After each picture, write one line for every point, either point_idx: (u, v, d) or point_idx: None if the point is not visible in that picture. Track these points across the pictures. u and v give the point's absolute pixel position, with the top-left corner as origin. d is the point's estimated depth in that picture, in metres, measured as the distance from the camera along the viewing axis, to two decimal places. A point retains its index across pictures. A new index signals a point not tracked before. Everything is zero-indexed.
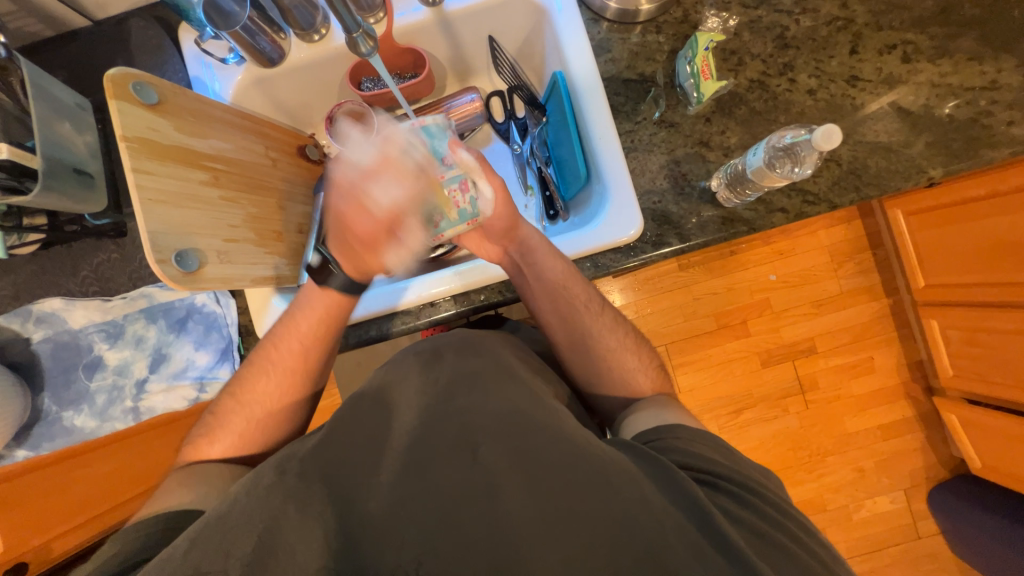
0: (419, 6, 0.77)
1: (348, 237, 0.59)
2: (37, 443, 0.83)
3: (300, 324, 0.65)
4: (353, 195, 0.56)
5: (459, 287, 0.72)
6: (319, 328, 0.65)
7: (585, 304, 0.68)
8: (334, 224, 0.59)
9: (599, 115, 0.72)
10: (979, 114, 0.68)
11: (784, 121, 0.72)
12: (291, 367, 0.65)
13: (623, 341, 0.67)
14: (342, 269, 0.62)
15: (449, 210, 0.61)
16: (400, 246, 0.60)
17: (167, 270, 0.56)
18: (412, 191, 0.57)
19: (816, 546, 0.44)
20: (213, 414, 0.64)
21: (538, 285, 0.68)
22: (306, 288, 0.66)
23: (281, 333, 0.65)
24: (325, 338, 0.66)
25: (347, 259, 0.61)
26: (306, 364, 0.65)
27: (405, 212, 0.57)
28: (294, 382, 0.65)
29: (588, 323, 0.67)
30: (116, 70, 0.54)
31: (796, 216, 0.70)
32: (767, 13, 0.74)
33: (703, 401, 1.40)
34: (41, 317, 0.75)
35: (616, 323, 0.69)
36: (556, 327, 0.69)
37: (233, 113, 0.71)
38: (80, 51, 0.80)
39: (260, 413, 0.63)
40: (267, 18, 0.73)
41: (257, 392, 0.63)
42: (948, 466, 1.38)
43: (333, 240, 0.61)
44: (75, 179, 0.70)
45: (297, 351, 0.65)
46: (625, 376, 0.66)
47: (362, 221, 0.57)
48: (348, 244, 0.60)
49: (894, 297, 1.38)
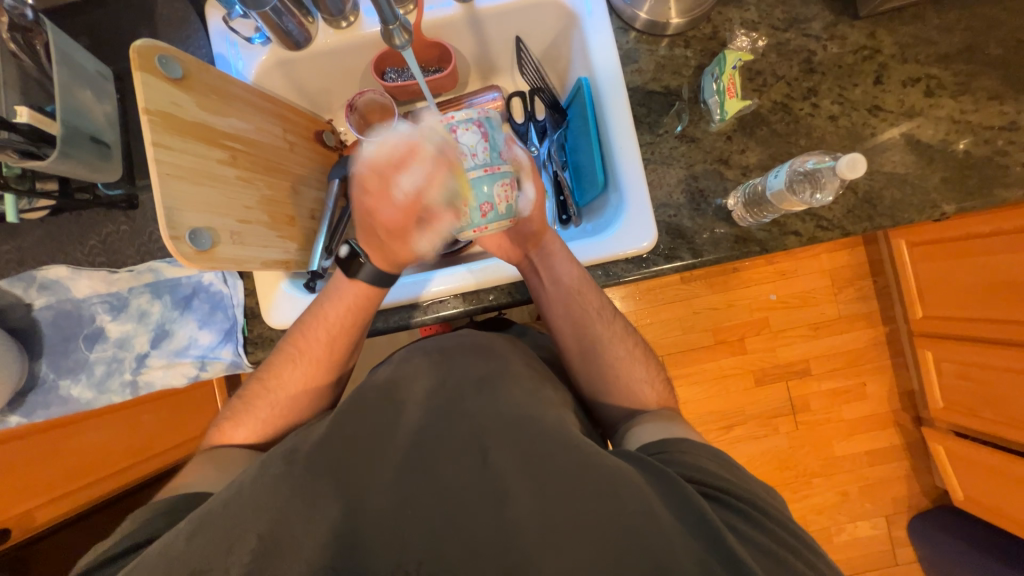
0: (450, 1, 0.77)
1: (376, 231, 0.60)
2: (31, 410, 0.78)
3: (328, 314, 0.65)
4: (376, 186, 0.57)
5: (472, 284, 0.72)
6: (349, 322, 0.65)
7: (597, 311, 0.69)
8: (362, 219, 0.61)
9: (621, 122, 0.73)
10: (995, 153, 0.69)
11: (804, 145, 0.72)
12: (316, 355, 0.65)
13: (631, 351, 0.68)
14: (371, 261, 0.63)
15: (497, 200, 0.50)
16: (430, 232, 0.59)
17: (181, 247, 0.55)
18: (433, 177, 0.52)
19: (816, 563, 0.44)
20: (238, 399, 0.64)
21: (553, 289, 0.69)
22: (335, 279, 0.65)
23: (308, 328, 0.65)
24: (353, 330, 0.66)
25: (376, 251, 0.62)
26: (333, 355, 0.66)
27: (429, 200, 0.54)
28: (318, 368, 0.65)
29: (599, 330, 0.68)
30: (143, 42, 0.54)
31: (809, 240, 0.70)
32: (794, 37, 0.74)
33: (696, 414, 1.41)
34: (45, 284, 0.74)
35: (627, 332, 0.69)
36: (568, 333, 0.69)
37: (255, 94, 0.71)
38: (102, 18, 0.79)
39: (276, 396, 0.63)
40: (297, 1, 0.72)
41: (283, 379, 0.64)
42: (932, 495, 1.40)
43: (362, 234, 0.62)
44: (93, 147, 0.69)
45: (326, 343, 0.65)
46: (629, 384, 0.66)
47: (385, 210, 0.57)
48: (377, 236, 0.61)
49: (890, 325, 1.40)
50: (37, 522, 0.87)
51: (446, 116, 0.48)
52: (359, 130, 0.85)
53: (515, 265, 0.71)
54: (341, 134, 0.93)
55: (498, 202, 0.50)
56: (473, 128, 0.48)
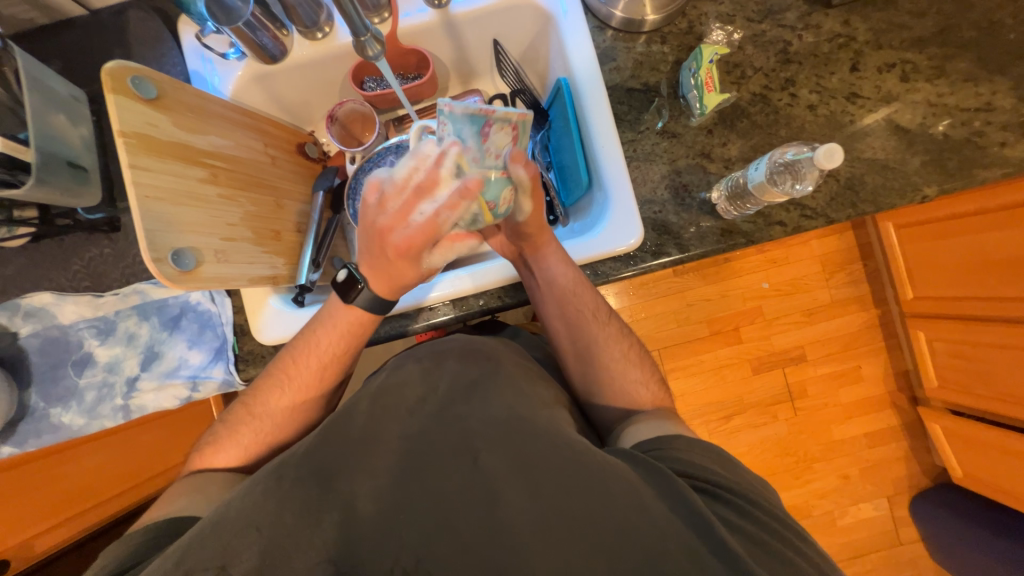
0: (425, 7, 0.76)
1: (386, 251, 0.55)
2: (22, 440, 0.77)
3: (320, 341, 0.64)
4: (393, 209, 0.52)
5: (472, 288, 0.72)
6: (341, 351, 0.65)
7: (592, 312, 0.69)
8: (364, 241, 0.56)
9: (602, 122, 0.72)
10: (972, 134, 0.70)
11: (785, 136, 0.73)
12: (305, 381, 0.64)
13: (625, 352, 0.68)
14: (370, 287, 0.61)
15: (502, 201, 0.56)
16: (443, 250, 0.56)
17: (163, 269, 0.55)
18: (452, 204, 0.51)
19: (810, 550, 0.45)
20: (224, 421, 0.64)
21: (548, 289, 0.68)
22: (331, 305, 0.65)
23: (300, 351, 0.65)
24: (345, 357, 0.66)
25: (382, 280, 0.59)
26: (322, 382, 0.65)
27: (449, 224, 0.52)
28: (307, 392, 0.65)
29: (593, 331, 0.68)
30: (114, 64, 0.53)
31: (794, 230, 0.71)
32: (770, 28, 0.75)
33: (695, 406, 1.41)
34: (30, 311, 0.73)
35: (621, 334, 0.69)
36: (563, 333, 0.70)
37: (232, 109, 0.70)
38: (75, 41, 0.78)
39: (261, 417, 0.63)
40: (270, 14, 0.72)
41: (271, 403, 0.63)
42: (930, 474, 1.41)
43: (364, 257, 0.58)
44: (69, 172, 0.68)
45: (315, 371, 0.65)
46: (625, 381, 0.66)
47: (402, 231, 0.53)
48: (386, 261, 0.56)
49: (882, 308, 1.41)
50: (36, 551, 0.87)
51: (484, 109, 0.52)
52: (340, 140, 0.85)
53: (510, 262, 0.72)
54: (324, 145, 0.93)
55: (507, 205, 0.57)
56: (503, 129, 0.54)
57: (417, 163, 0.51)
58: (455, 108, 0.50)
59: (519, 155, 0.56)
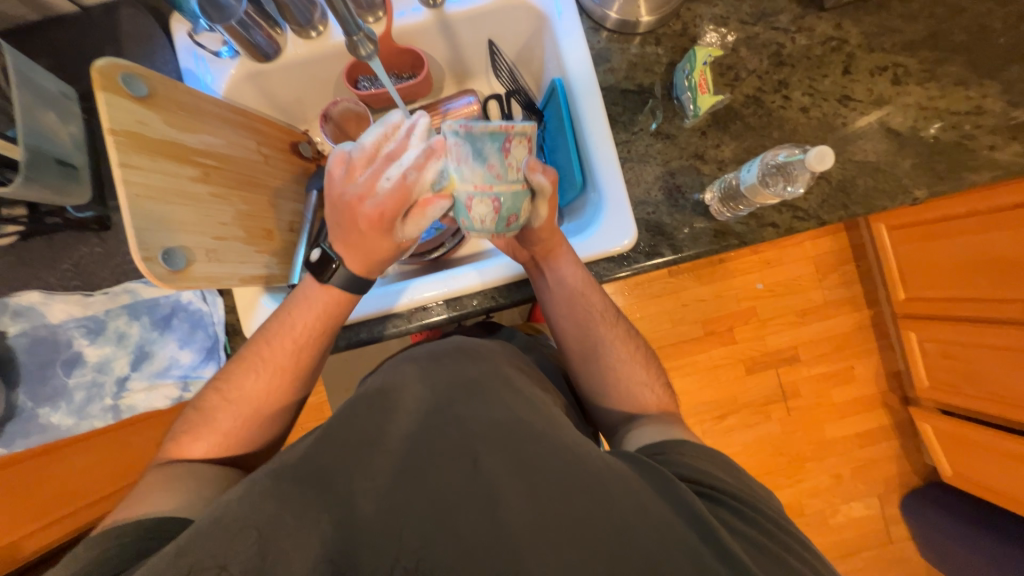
0: (420, 6, 0.76)
1: (357, 224, 0.55)
2: (10, 440, 0.76)
3: (295, 320, 0.64)
4: (363, 179, 0.53)
5: (479, 285, 0.72)
6: (317, 328, 0.65)
7: (600, 313, 0.68)
8: (334, 214, 0.57)
9: (596, 122, 0.73)
10: (963, 137, 0.70)
11: (778, 138, 0.73)
12: (281, 362, 0.64)
13: (632, 355, 0.68)
14: (344, 264, 0.62)
15: (522, 212, 0.54)
16: (416, 219, 0.55)
17: (153, 268, 0.54)
18: (420, 165, 0.51)
19: (806, 551, 0.45)
20: (196, 408, 0.63)
21: (558, 289, 0.68)
22: (305, 285, 0.65)
23: (275, 329, 0.64)
24: (320, 338, 0.65)
25: (353, 250, 0.59)
26: (299, 364, 0.64)
27: (418, 188, 0.52)
28: (282, 376, 0.64)
29: (602, 331, 0.68)
30: (104, 61, 0.53)
31: (786, 231, 0.71)
32: (763, 30, 0.75)
33: (688, 406, 1.42)
34: (18, 310, 0.72)
35: (628, 336, 0.69)
36: (571, 334, 0.69)
37: (225, 107, 0.70)
38: (65, 38, 0.78)
39: (251, 415, 0.62)
40: (263, 12, 0.71)
41: (245, 385, 0.62)
42: (921, 473, 1.42)
43: (336, 230, 0.59)
44: (59, 170, 0.68)
45: (291, 352, 0.64)
46: (629, 382, 0.66)
47: (372, 200, 0.53)
48: (355, 233, 0.57)
49: (874, 309, 1.42)
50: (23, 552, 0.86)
51: (506, 126, 0.48)
52: (334, 139, 0.85)
53: (520, 263, 0.71)
54: (317, 144, 0.93)
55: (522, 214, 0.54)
56: (523, 142, 0.50)
57: (385, 131, 0.53)
58: (473, 128, 0.47)
59: (536, 161, 0.53)
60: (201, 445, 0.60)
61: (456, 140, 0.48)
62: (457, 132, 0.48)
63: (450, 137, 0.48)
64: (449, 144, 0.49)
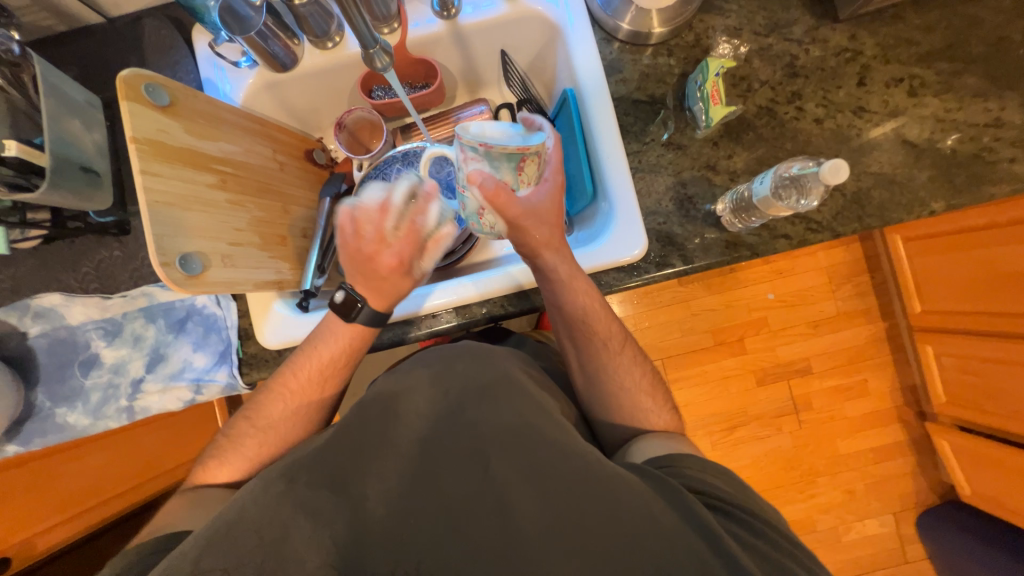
0: (434, 18, 0.77)
1: (378, 270, 0.62)
2: (28, 438, 0.77)
3: (322, 352, 0.65)
4: (370, 234, 0.61)
5: (477, 296, 0.72)
6: (340, 360, 0.66)
7: (603, 342, 0.66)
8: (352, 269, 0.62)
9: (607, 133, 0.73)
10: (981, 150, 0.69)
11: (790, 149, 0.73)
12: (308, 392, 0.65)
13: (638, 382, 0.66)
14: (368, 304, 0.63)
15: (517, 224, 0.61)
16: (432, 250, 0.64)
17: (170, 273, 0.55)
18: (417, 209, 0.61)
19: (817, 566, 0.45)
20: (225, 436, 0.64)
21: (557, 313, 0.67)
22: (327, 319, 0.65)
23: (300, 363, 0.65)
24: (344, 368, 0.66)
25: (377, 294, 0.63)
26: (322, 391, 0.66)
27: (428, 228, 0.62)
28: (306, 402, 0.65)
29: (604, 360, 0.66)
30: (129, 71, 0.54)
31: (799, 242, 0.70)
32: (777, 42, 0.75)
33: (698, 417, 1.40)
34: (39, 312, 0.74)
35: (634, 362, 0.67)
36: (572, 355, 0.69)
37: (242, 115, 0.71)
38: (90, 47, 0.80)
39: (267, 434, 0.63)
40: (282, 24, 0.73)
41: (272, 414, 0.63)
42: (939, 491, 1.39)
43: (358, 279, 0.63)
44: (82, 175, 0.69)
45: (317, 382, 0.65)
46: (632, 408, 0.65)
47: (388, 249, 0.61)
48: (380, 278, 0.62)
49: (890, 322, 1.39)
50: (39, 550, 0.86)
51: (522, 149, 0.51)
52: (348, 147, 0.86)
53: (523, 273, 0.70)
54: (331, 151, 0.94)
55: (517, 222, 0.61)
56: (534, 162, 0.54)
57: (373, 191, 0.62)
58: (492, 147, 0.51)
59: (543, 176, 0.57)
60: (223, 467, 0.62)
61: (474, 155, 0.52)
62: (480, 149, 0.51)
63: (472, 151, 0.52)
64: (468, 157, 0.53)
